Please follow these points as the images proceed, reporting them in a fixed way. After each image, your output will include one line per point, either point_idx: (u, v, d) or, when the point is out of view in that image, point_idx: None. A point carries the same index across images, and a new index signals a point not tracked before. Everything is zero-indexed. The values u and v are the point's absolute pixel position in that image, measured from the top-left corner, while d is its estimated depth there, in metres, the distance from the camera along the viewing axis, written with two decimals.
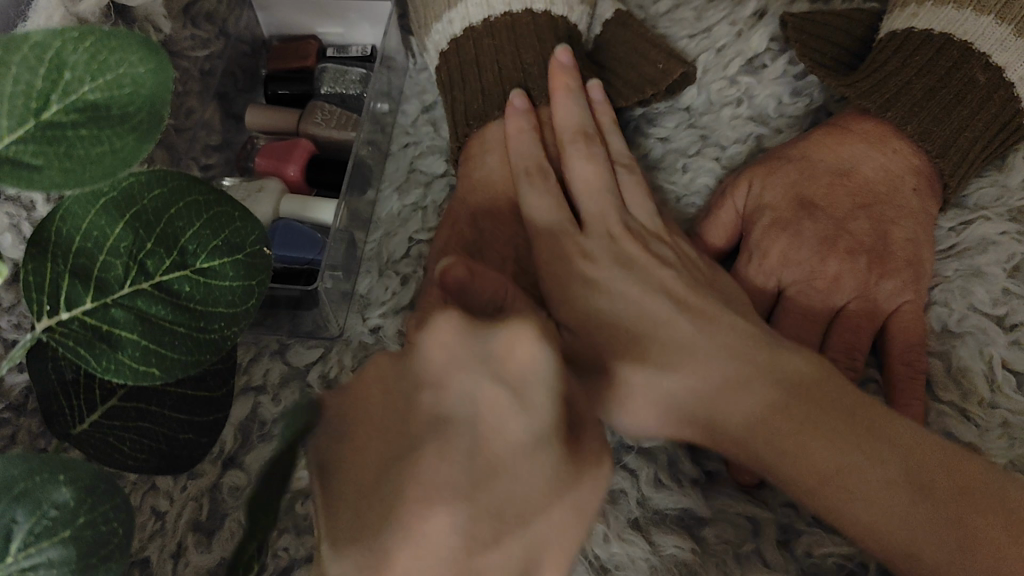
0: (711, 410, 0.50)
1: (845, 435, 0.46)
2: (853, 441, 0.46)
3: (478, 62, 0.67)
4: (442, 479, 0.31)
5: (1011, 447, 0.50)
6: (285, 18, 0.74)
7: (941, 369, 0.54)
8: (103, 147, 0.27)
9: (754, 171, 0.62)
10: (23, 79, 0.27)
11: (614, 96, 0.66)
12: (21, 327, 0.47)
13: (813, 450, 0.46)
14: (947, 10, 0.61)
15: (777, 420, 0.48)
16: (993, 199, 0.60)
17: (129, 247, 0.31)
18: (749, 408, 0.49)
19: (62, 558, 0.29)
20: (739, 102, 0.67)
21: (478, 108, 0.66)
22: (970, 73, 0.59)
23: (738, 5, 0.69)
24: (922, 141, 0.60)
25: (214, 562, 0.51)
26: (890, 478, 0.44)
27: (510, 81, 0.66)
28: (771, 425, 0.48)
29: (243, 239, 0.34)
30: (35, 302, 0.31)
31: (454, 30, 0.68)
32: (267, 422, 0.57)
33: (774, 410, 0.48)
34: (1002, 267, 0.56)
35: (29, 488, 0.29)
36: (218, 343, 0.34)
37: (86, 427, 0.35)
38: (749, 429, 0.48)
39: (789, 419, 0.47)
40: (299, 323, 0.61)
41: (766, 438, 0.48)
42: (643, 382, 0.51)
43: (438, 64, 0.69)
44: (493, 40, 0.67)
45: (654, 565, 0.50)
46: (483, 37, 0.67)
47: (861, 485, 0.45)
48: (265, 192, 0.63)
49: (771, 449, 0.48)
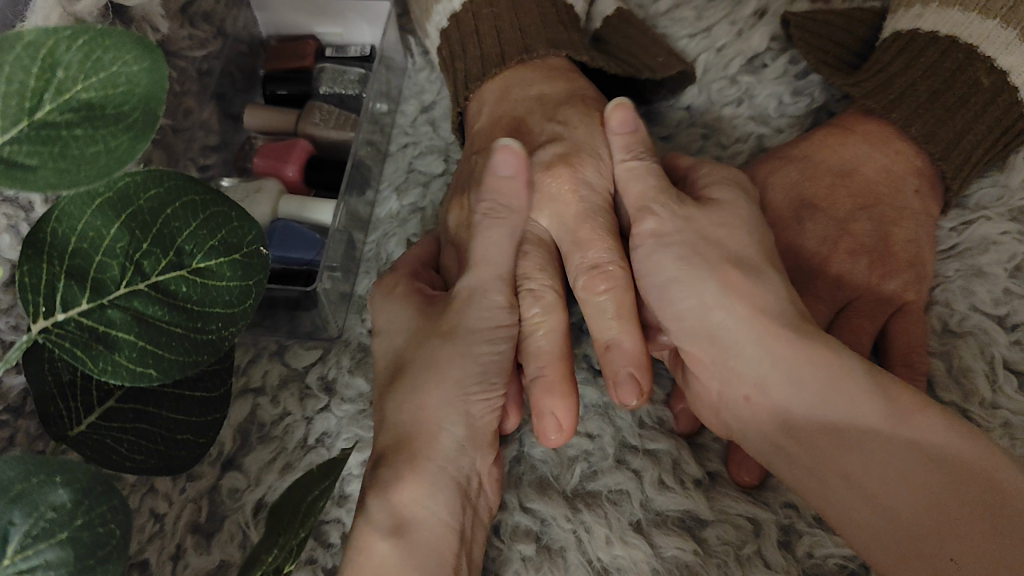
0: (777, 374, 0.44)
1: (748, 289, 0.47)
2: (804, 342, 0.44)
3: (478, 31, 0.64)
4: (390, 407, 0.48)
5: (1013, 447, 0.51)
6: (285, 17, 0.74)
7: (943, 370, 0.55)
8: (99, 147, 0.27)
9: (757, 170, 0.63)
10: (17, 79, 0.26)
11: (613, 65, 0.64)
12: (19, 328, 0.47)
13: (749, 270, 0.48)
14: (954, 12, 0.60)
15: (826, 373, 0.42)
16: (994, 200, 0.61)
17: (125, 248, 0.31)
18: (739, 280, 0.47)
19: (58, 560, 0.29)
20: (739, 102, 0.68)
21: (475, 72, 0.63)
22: (974, 75, 0.58)
23: (738, 5, 0.70)
24: (926, 143, 0.59)
25: (213, 564, 0.50)
26: (936, 463, 0.38)
27: (509, 42, 0.63)
28: (863, 434, 0.41)
29: (241, 239, 0.34)
30: (32, 302, 0.30)
31: (453, 5, 0.66)
32: (266, 423, 0.57)
33: (742, 274, 0.47)
34: (1004, 268, 0.58)
35: (26, 490, 0.29)
36: (217, 344, 0.34)
37: (84, 428, 0.35)
38: (721, 250, 0.49)
39: (830, 355, 0.43)
40: (298, 324, 0.61)
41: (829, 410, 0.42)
42: (795, 385, 0.44)
43: (438, 43, 0.67)
44: (493, 9, 0.64)
45: (656, 567, 0.49)
46: (482, 8, 0.64)
47: (845, 379, 0.42)
48: (263, 192, 0.62)
49: (838, 464, 0.41)
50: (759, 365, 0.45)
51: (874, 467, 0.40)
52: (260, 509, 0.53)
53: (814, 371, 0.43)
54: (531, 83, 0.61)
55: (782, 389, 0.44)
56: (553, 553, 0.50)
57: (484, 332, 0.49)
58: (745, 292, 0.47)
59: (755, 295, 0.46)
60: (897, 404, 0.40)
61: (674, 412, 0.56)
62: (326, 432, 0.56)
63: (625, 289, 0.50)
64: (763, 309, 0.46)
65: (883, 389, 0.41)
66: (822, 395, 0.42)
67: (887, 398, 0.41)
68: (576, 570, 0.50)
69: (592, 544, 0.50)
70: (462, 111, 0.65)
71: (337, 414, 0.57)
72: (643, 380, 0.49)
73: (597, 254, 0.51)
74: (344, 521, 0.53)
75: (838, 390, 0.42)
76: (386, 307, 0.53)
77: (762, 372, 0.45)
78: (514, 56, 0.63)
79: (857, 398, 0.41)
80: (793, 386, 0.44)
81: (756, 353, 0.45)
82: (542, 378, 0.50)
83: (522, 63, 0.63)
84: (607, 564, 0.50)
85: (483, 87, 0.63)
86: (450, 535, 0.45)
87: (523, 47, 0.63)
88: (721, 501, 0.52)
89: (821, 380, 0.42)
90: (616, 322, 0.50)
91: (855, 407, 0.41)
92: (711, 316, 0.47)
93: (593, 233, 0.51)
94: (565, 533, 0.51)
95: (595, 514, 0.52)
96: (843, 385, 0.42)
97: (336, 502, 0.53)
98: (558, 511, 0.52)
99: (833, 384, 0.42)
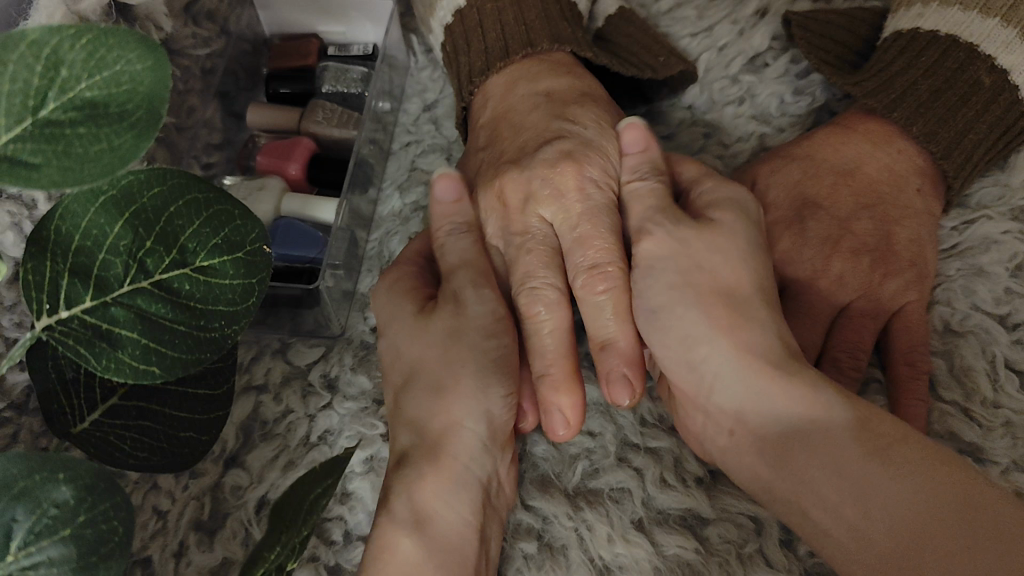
0: (755, 401, 0.46)
1: (732, 322, 0.47)
2: (780, 370, 0.46)
3: (483, 26, 0.65)
4: (407, 416, 0.49)
5: (1014, 446, 0.51)
6: (287, 16, 0.74)
7: (945, 369, 0.55)
8: (102, 145, 0.27)
9: (759, 170, 0.63)
10: (20, 78, 0.27)
11: (616, 63, 0.64)
12: (23, 326, 0.47)
13: (723, 299, 0.48)
14: (954, 11, 0.60)
15: (799, 398, 0.44)
16: (995, 199, 0.61)
17: (128, 246, 0.31)
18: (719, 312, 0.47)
19: (61, 557, 0.29)
20: (741, 101, 0.68)
21: (479, 64, 0.64)
22: (975, 75, 0.59)
23: (739, 4, 0.70)
24: (926, 142, 0.59)
25: (215, 561, 0.50)
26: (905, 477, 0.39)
27: (513, 36, 0.64)
28: (834, 454, 0.42)
29: (244, 237, 0.34)
30: (36, 300, 0.31)
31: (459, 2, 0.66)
32: (269, 421, 0.57)
33: (723, 303, 0.48)
34: (1005, 267, 0.58)
35: (29, 487, 0.29)
36: (219, 342, 0.34)
37: (87, 426, 0.35)
38: (696, 273, 0.49)
39: (804, 382, 0.45)
40: (300, 322, 0.61)
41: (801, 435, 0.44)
42: (771, 411, 0.45)
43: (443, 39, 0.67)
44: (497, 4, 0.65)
45: (657, 565, 0.50)
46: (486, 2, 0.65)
47: (816, 403, 0.44)
48: (266, 191, 0.63)
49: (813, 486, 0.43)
50: (741, 395, 0.47)
51: (847, 485, 0.41)
52: (262, 506, 0.53)
53: (788, 399, 0.45)
54: (535, 79, 0.61)
55: (761, 416, 0.46)
56: (555, 551, 0.51)
57: (483, 326, 0.50)
58: (731, 323, 0.47)
59: (736, 321, 0.47)
60: (864, 424, 0.42)
61: None
62: (328, 430, 0.57)
63: (623, 289, 0.50)
64: (751, 336, 0.47)
65: (851, 412, 0.43)
66: (796, 421, 0.44)
67: (856, 420, 0.42)
68: (577, 568, 0.50)
69: (593, 543, 0.51)
70: (464, 106, 0.65)
71: (339, 412, 0.57)
72: (639, 377, 0.50)
73: (597, 254, 0.51)
74: (345, 519, 0.53)
75: (810, 415, 0.44)
76: (390, 311, 0.54)
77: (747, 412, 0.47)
78: (519, 50, 0.63)
79: (828, 422, 0.43)
80: (771, 413, 0.45)
81: (736, 385, 0.47)
82: (549, 376, 0.50)
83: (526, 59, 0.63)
84: (608, 562, 0.50)
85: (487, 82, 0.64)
86: (469, 535, 0.46)
87: (526, 41, 0.63)
88: (722, 500, 0.52)
89: (795, 406, 0.44)
90: (615, 320, 0.50)
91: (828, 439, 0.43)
92: (693, 350, 0.48)
93: (594, 231, 0.51)
94: (566, 531, 0.51)
95: (597, 512, 0.52)
96: (814, 410, 0.44)
97: (338, 500, 0.53)
98: (559, 509, 0.52)
99: (804, 409, 0.44)
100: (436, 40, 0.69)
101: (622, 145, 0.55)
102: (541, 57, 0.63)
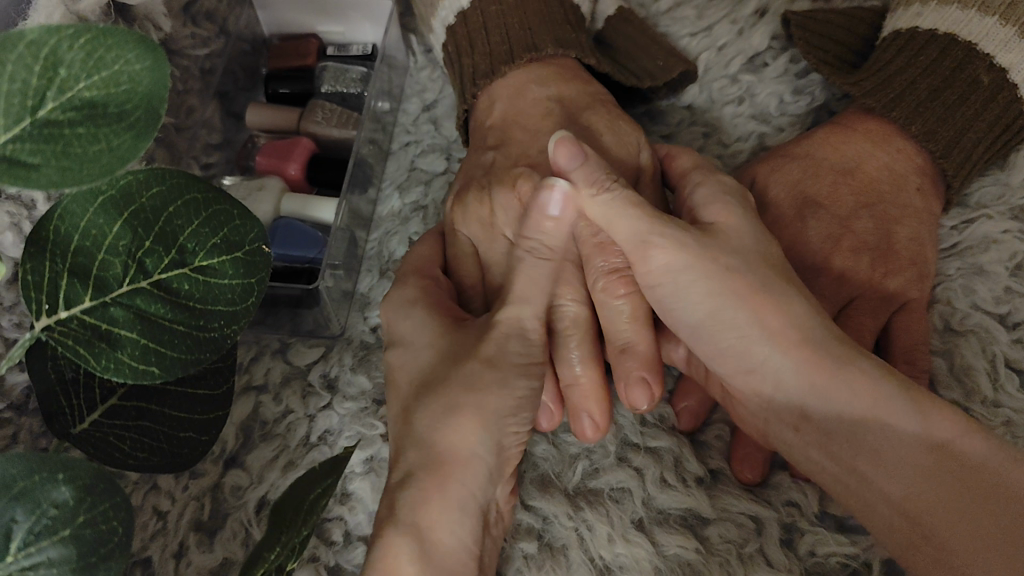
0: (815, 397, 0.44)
1: (777, 312, 0.45)
2: (841, 363, 0.43)
3: (487, 27, 0.65)
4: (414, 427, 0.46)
5: (1015, 445, 0.51)
6: (286, 17, 0.74)
7: (944, 368, 0.55)
8: (101, 145, 0.27)
9: (758, 169, 0.63)
10: (19, 77, 0.26)
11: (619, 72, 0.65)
12: (22, 326, 0.47)
13: (773, 293, 0.46)
14: (952, 10, 0.60)
15: (863, 397, 0.42)
16: (995, 198, 0.61)
17: (127, 246, 0.31)
18: (778, 307, 0.45)
19: (61, 558, 0.29)
20: (740, 100, 0.68)
21: (483, 67, 0.63)
22: (973, 73, 0.59)
23: (739, 4, 0.70)
24: (926, 141, 0.59)
25: (215, 562, 0.50)
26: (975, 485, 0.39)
27: (517, 39, 0.63)
28: (900, 456, 0.41)
29: (243, 236, 0.34)
30: (34, 301, 0.30)
31: (461, 3, 0.66)
32: (269, 421, 0.57)
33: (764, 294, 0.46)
34: (1005, 266, 0.58)
35: (28, 487, 0.29)
36: (219, 342, 0.34)
37: (86, 427, 0.35)
38: (739, 268, 0.46)
39: (862, 377, 0.43)
40: (300, 322, 0.61)
41: (864, 435, 0.42)
42: (829, 408, 0.44)
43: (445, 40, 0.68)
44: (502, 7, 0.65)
45: (658, 565, 0.50)
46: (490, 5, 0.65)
47: (883, 403, 0.42)
48: (265, 191, 0.62)
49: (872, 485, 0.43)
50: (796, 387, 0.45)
51: (914, 491, 0.41)
52: (262, 506, 0.53)
53: (850, 397, 0.43)
54: (546, 83, 0.61)
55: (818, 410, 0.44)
56: (555, 551, 0.51)
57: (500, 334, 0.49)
58: (781, 312, 0.45)
59: (787, 310, 0.45)
60: (935, 427, 0.41)
61: (675, 409, 0.57)
62: (328, 430, 0.56)
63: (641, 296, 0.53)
64: (796, 325, 0.45)
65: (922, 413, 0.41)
66: (857, 421, 0.42)
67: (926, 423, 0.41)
68: (578, 568, 0.50)
69: (593, 543, 0.50)
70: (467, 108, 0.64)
71: (338, 412, 0.57)
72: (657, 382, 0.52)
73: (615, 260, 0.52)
74: (345, 519, 0.53)
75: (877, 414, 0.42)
76: (404, 322, 0.52)
77: (807, 397, 0.45)
78: (523, 54, 0.63)
79: (894, 425, 0.41)
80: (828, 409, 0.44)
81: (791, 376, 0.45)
82: (577, 384, 0.53)
83: (532, 63, 0.63)
84: (609, 563, 0.50)
85: (491, 86, 0.63)
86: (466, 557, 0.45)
87: (531, 46, 0.63)
88: (723, 500, 0.52)
89: (857, 406, 0.42)
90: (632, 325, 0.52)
91: (898, 427, 0.41)
92: (744, 338, 0.47)
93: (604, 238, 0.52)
94: (567, 531, 0.51)
95: (597, 512, 0.51)
96: (883, 410, 0.42)
97: (338, 500, 0.53)
98: (559, 509, 0.52)
99: (868, 409, 0.42)
100: (437, 40, 0.69)
101: (557, 164, 0.48)
102: (547, 61, 0.63)
